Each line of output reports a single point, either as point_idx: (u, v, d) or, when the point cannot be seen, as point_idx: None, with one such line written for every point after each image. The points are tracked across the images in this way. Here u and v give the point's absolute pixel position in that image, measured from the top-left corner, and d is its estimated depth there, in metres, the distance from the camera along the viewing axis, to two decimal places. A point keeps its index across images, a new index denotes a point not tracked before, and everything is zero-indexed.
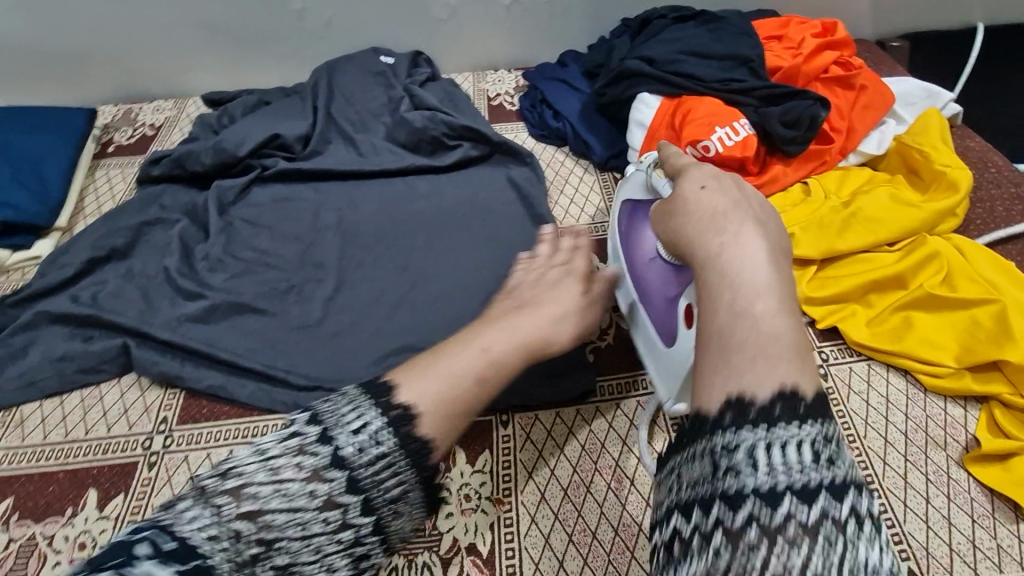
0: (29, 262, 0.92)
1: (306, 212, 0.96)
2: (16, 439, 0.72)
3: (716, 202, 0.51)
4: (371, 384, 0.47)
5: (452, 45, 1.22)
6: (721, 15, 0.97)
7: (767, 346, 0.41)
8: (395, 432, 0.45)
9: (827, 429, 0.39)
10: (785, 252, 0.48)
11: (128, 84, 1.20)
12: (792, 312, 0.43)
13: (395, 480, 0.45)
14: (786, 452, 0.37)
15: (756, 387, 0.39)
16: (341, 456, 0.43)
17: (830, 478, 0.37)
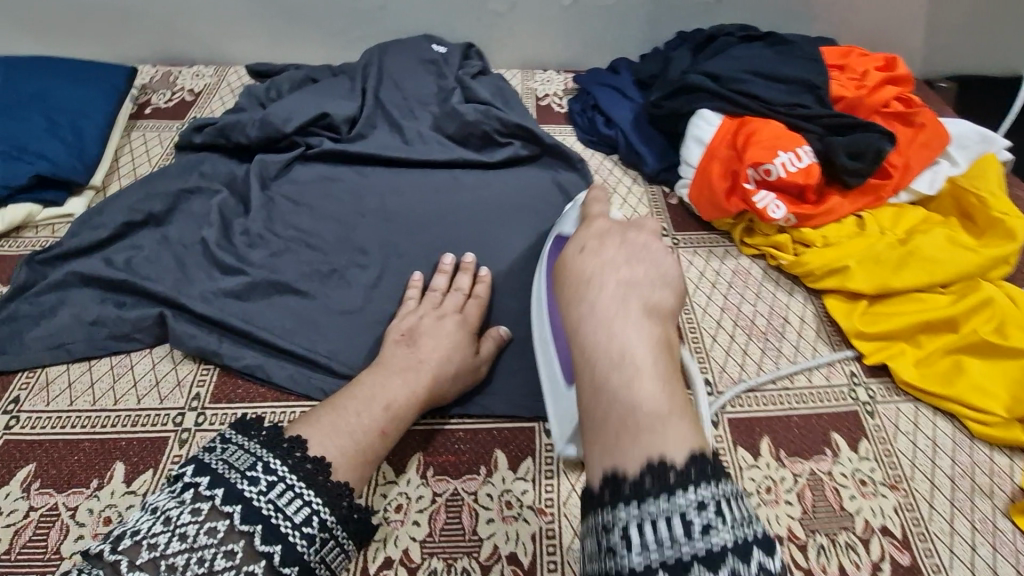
0: (60, 219, 0.88)
1: (350, 195, 0.93)
2: (40, 402, 0.69)
3: (587, 267, 0.53)
4: (268, 436, 0.55)
5: (505, 40, 1.20)
6: (789, 39, 0.99)
7: (628, 418, 0.42)
8: (286, 461, 0.53)
9: (705, 495, 0.38)
10: (653, 308, 0.49)
11: (171, 46, 1.17)
12: (659, 377, 0.44)
13: (291, 502, 0.51)
14: (657, 528, 0.37)
15: (623, 462, 0.40)
16: (236, 493, 0.50)
17: (704, 548, 0.36)
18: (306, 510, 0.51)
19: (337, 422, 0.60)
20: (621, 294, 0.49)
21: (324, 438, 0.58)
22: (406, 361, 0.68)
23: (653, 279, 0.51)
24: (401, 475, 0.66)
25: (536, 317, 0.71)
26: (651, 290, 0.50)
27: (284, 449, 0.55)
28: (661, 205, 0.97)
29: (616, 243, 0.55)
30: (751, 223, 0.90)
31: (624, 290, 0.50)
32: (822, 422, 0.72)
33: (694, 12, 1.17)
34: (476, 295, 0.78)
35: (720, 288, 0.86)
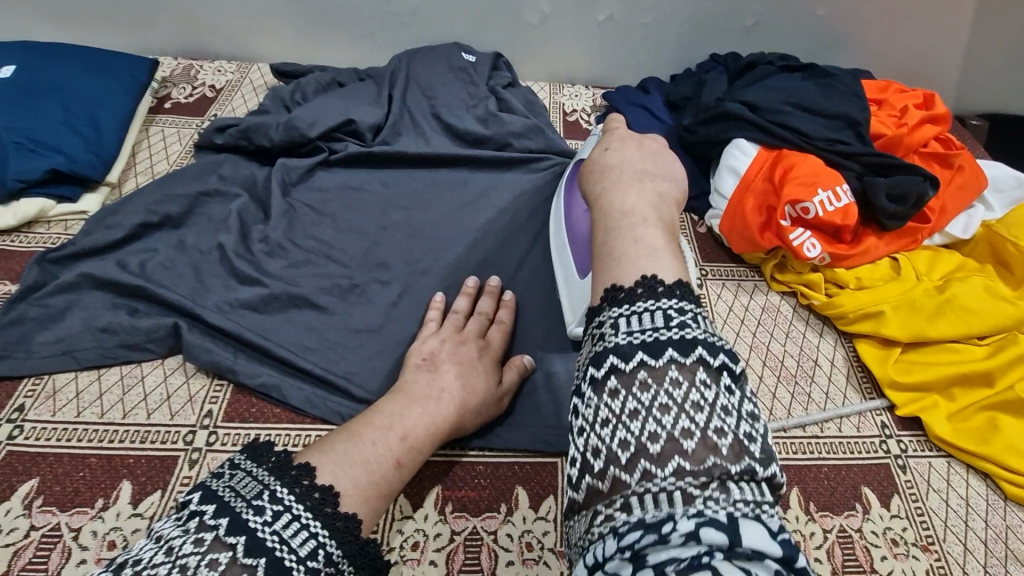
0: (72, 216, 0.85)
1: (372, 206, 0.91)
2: (46, 412, 0.67)
3: (612, 159, 0.60)
4: (278, 465, 0.48)
5: (536, 52, 1.17)
6: (831, 72, 0.97)
7: (630, 247, 0.47)
8: (293, 489, 0.47)
9: (685, 301, 0.42)
10: (664, 189, 0.55)
11: (194, 39, 1.14)
12: (660, 229, 0.49)
13: (300, 534, 0.44)
14: (641, 318, 0.41)
15: (622, 277, 0.45)
16: (241, 523, 0.43)
17: (680, 334, 0.40)
18: (312, 543, 0.44)
19: (349, 450, 0.54)
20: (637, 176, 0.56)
21: (333, 464, 0.51)
22: (426, 389, 0.63)
23: (664, 173, 0.57)
24: (418, 509, 0.63)
25: (555, 228, 0.82)
26: (663, 177, 0.57)
27: (292, 477, 0.48)
28: (689, 234, 0.95)
29: (637, 143, 0.62)
30: (784, 259, 0.88)
31: (638, 174, 0.56)
32: (851, 474, 0.70)
33: (730, 36, 1.15)
34: (499, 320, 0.76)
35: (749, 325, 0.84)
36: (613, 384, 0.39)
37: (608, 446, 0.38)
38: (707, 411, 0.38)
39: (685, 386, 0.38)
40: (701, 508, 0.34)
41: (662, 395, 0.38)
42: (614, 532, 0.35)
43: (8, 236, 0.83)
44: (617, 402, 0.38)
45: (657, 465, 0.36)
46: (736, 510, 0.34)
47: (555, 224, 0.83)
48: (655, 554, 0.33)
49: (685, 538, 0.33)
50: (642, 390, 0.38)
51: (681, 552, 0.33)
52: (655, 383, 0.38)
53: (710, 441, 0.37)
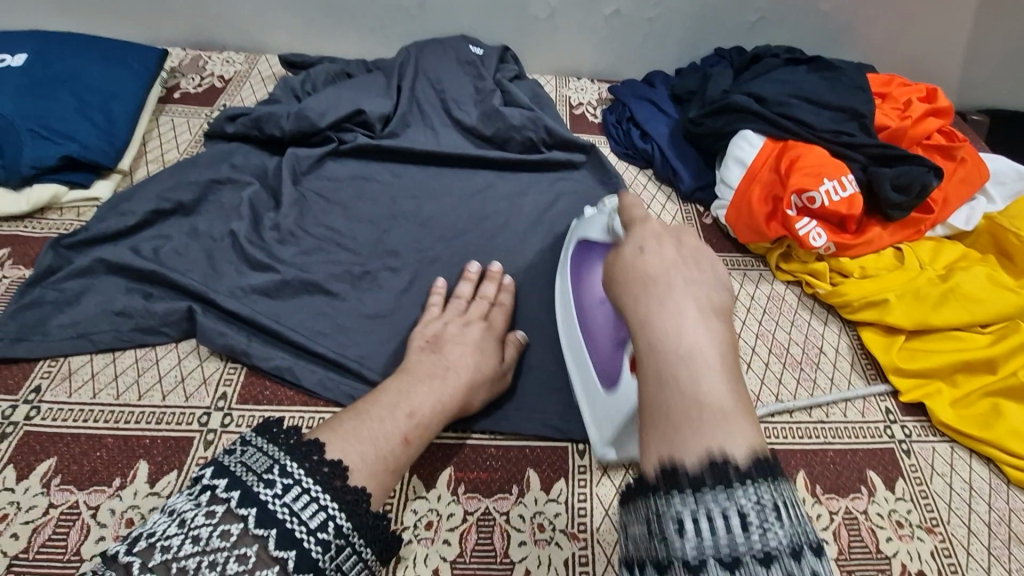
0: (85, 203, 0.86)
1: (382, 195, 0.91)
2: (62, 393, 0.67)
3: (650, 265, 0.47)
4: (293, 444, 0.50)
5: (543, 45, 1.18)
6: (837, 66, 0.98)
7: (692, 410, 0.38)
8: (303, 464, 0.49)
9: (766, 497, 0.34)
10: (721, 310, 0.44)
11: (204, 30, 1.14)
12: (726, 373, 0.40)
13: (308, 506, 0.47)
14: (713, 523, 0.34)
15: (682, 453, 0.37)
16: (253, 496, 0.46)
17: (762, 548, 0.33)
18: (321, 515, 0.47)
19: (359, 428, 0.55)
20: (690, 286, 0.45)
21: (342, 442, 0.53)
22: (433, 365, 0.65)
23: (716, 284, 0.46)
24: (431, 490, 0.64)
25: (564, 319, 0.74)
26: (716, 287, 0.46)
27: (301, 453, 0.50)
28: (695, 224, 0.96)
29: (674, 240, 0.50)
30: (789, 249, 0.89)
31: (689, 291, 0.44)
32: (857, 459, 0.71)
33: (736, 31, 1.16)
34: (502, 303, 0.76)
35: (755, 313, 0.85)
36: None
37: None
38: None
39: None
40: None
41: None
42: None
43: (22, 223, 0.83)
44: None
45: None
46: None
47: (563, 312, 0.75)
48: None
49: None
50: None
51: None
52: None
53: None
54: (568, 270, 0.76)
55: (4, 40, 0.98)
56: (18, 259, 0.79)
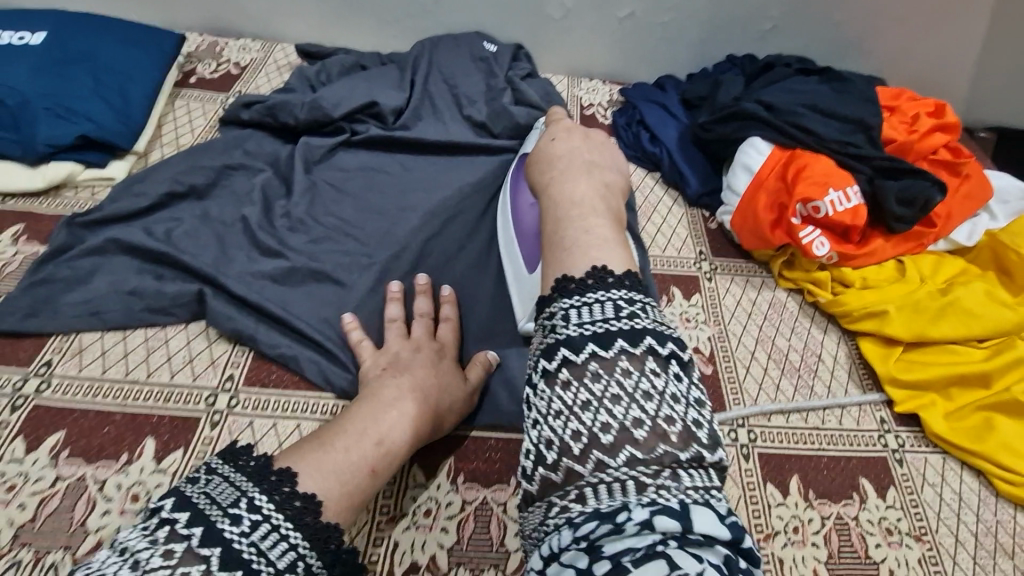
0: (99, 182, 0.87)
1: (392, 187, 0.92)
2: (72, 368, 0.69)
3: (558, 150, 0.62)
4: (260, 468, 0.45)
5: (556, 44, 1.18)
6: (847, 77, 0.99)
7: (581, 237, 0.50)
8: (273, 495, 0.44)
9: (635, 296, 0.45)
10: (609, 179, 0.59)
11: (221, 17, 1.15)
12: (609, 222, 0.53)
13: (280, 544, 0.41)
14: (594, 312, 0.44)
15: (572, 269, 0.48)
16: (216, 534, 0.39)
17: (629, 326, 0.43)
18: (294, 554, 0.41)
19: (329, 450, 0.51)
20: (587, 168, 0.59)
21: (311, 470, 0.48)
22: (402, 384, 0.62)
23: (610, 162, 0.61)
24: (431, 478, 0.66)
25: (502, 225, 0.83)
26: (610, 171, 0.60)
27: (271, 483, 0.44)
28: (700, 229, 0.97)
29: (582, 135, 0.64)
30: (793, 256, 0.90)
31: (587, 166, 0.59)
32: (851, 466, 0.73)
33: (749, 38, 1.17)
34: (444, 317, 0.75)
35: (756, 319, 0.86)
36: (567, 376, 0.42)
37: (561, 438, 0.41)
38: (655, 399, 0.41)
39: (635, 375, 0.42)
40: (653, 498, 0.38)
41: (614, 388, 0.41)
42: (569, 524, 0.39)
43: (37, 199, 0.84)
44: (569, 394, 0.42)
45: (609, 455, 0.40)
46: (686, 497, 0.39)
47: (501, 218, 0.84)
48: (610, 542, 0.37)
49: (638, 526, 0.37)
50: (594, 380, 0.42)
51: (635, 542, 0.36)
52: (605, 374, 0.42)
53: (657, 429, 0.41)
54: (507, 185, 0.85)
55: (24, 18, 0.99)
56: (31, 235, 0.80)
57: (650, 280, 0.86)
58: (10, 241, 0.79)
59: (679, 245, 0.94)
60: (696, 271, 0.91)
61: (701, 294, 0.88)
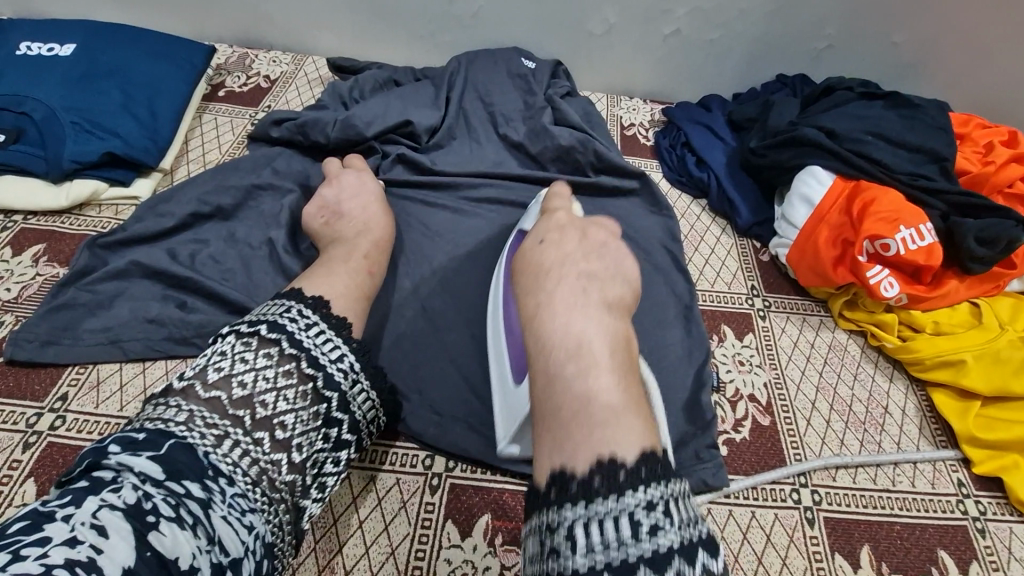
0: (124, 201, 0.84)
1: (425, 210, 0.87)
2: (88, 403, 0.65)
3: (546, 258, 0.55)
4: (296, 295, 0.55)
5: (596, 62, 1.13)
6: (917, 101, 0.92)
7: (581, 411, 0.42)
8: (318, 309, 0.55)
9: (652, 496, 0.38)
10: (609, 302, 0.50)
11: (252, 30, 1.13)
12: (614, 371, 0.44)
13: (328, 340, 0.53)
14: (603, 528, 0.37)
15: (572, 460, 0.40)
16: (281, 327, 0.51)
17: (651, 549, 0.36)
18: (341, 351, 0.53)
19: (329, 278, 0.61)
20: (582, 282, 0.51)
21: (331, 292, 0.58)
22: (360, 231, 0.72)
23: (614, 271, 0.53)
24: (467, 538, 0.60)
25: (492, 313, 0.69)
26: (612, 284, 0.51)
27: (312, 303, 0.55)
28: (751, 261, 0.91)
29: (576, 237, 0.57)
30: (856, 296, 0.83)
31: (582, 278, 0.51)
32: (928, 536, 0.65)
33: (802, 58, 1.10)
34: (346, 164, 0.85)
35: (816, 362, 0.80)
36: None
37: None
38: None
39: None
40: None
41: None
42: None
43: (60, 218, 0.81)
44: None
45: None
46: None
47: (492, 304, 0.70)
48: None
49: None
50: None
51: None
52: None
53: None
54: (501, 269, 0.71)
55: (54, 29, 0.97)
56: (52, 256, 0.77)
57: (700, 319, 0.80)
58: (30, 261, 0.76)
59: (728, 278, 0.88)
60: (748, 308, 0.85)
61: (755, 334, 0.82)
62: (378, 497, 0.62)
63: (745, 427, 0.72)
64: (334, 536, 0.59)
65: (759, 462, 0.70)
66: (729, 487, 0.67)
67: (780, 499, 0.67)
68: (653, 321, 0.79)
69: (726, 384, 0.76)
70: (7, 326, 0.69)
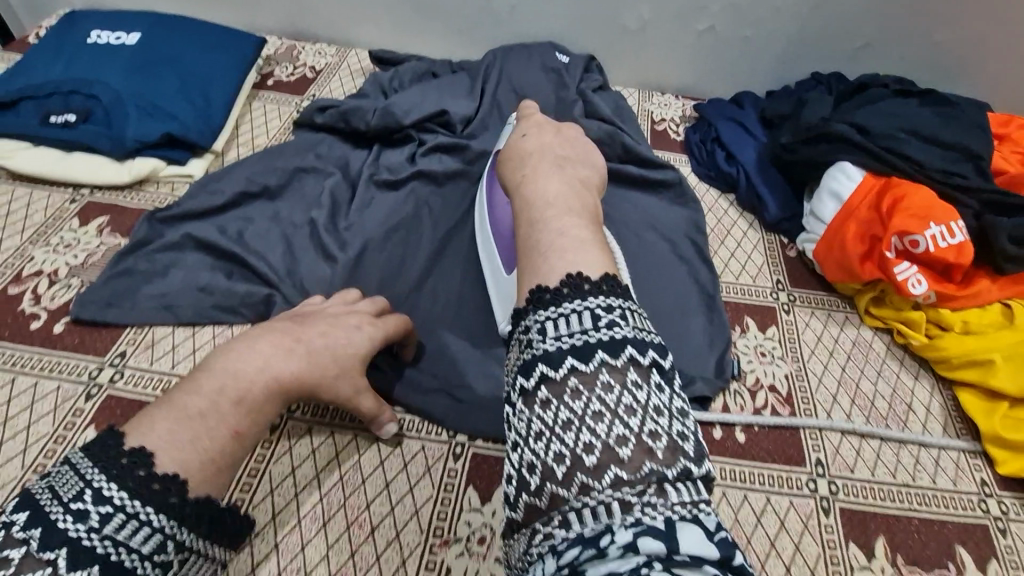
0: (180, 179, 0.90)
1: (458, 194, 0.91)
2: (144, 361, 0.70)
3: (529, 144, 0.62)
4: (111, 451, 0.40)
5: (630, 56, 1.15)
6: (955, 100, 0.91)
7: (556, 240, 0.48)
8: (125, 482, 0.39)
9: (612, 301, 0.43)
10: (583, 180, 0.57)
11: (300, 23, 1.18)
12: (583, 220, 0.51)
13: (137, 531, 0.38)
14: (569, 322, 0.42)
15: (548, 277, 0.45)
16: (58, 533, 0.37)
17: (607, 335, 0.41)
18: (156, 536, 0.39)
19: (187, 417, 0.45)
20: (558, 164, 0.58)
21: (164, 440, 0.42)
22: (281, 338, 0.54)
23: (585, 159, 0.60)
24: (487, 503, 0.62)
25: (479, 225, 0.81)
26: (583, 167, 0.59)
27: (119, 469, 0.40)
28: (777, 256, 0.91)
29: (553, 130, 0.64)
30: (883, 292, 0.83)
31: (559, 159, 0.59)
32: (946, 532, 0.65)
33: (839, 56, 1.10)
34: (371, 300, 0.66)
35: (839, 357, 0.80)
36: (545, 394, 0.40)
37: (542, 461, 0.39)
38: (642, 411, 0.39)
39: (617, 390, 0.39)
40: (638, 517, 0.36)
41: (596, 403, 0.39)
42: (554, 550, 0.36)
43: (122, 193, 0.88)
44: (549, 413, 0.39)
45: (594, 478, 0.37)
46: (674, 513, 0.36)
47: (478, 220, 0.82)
48: (593, 567, 0.34)
49: (622, 549, 0.34)
50: (573, 398, 0.39)
51: (620, 563, 0.34)
52: (586, 390, 0.39)
53: (643, 445, 0.38)
54: (484, 191, 0.82)
55: (120, 19, 1.04)
56: (114, 228, 0.83)
57: (723, 310, 0.82)
58: (95, 231, 0.82)
59: (754, 272, 0.89)
60: (773, 301, 0.85)
61: (779, 327, 0.82)
62: (404, 461, 0.65)
63: (764, 416, 0.73)
64: (362, 494, 0.62)
65: (777, 450, 0.70)
66: (745, 473, 0.68)
67: (797, 487, 0.68)
68: (675, 309, 0.81)
69: (747, 373, 0.77)
70: (73, 288, 0.75)
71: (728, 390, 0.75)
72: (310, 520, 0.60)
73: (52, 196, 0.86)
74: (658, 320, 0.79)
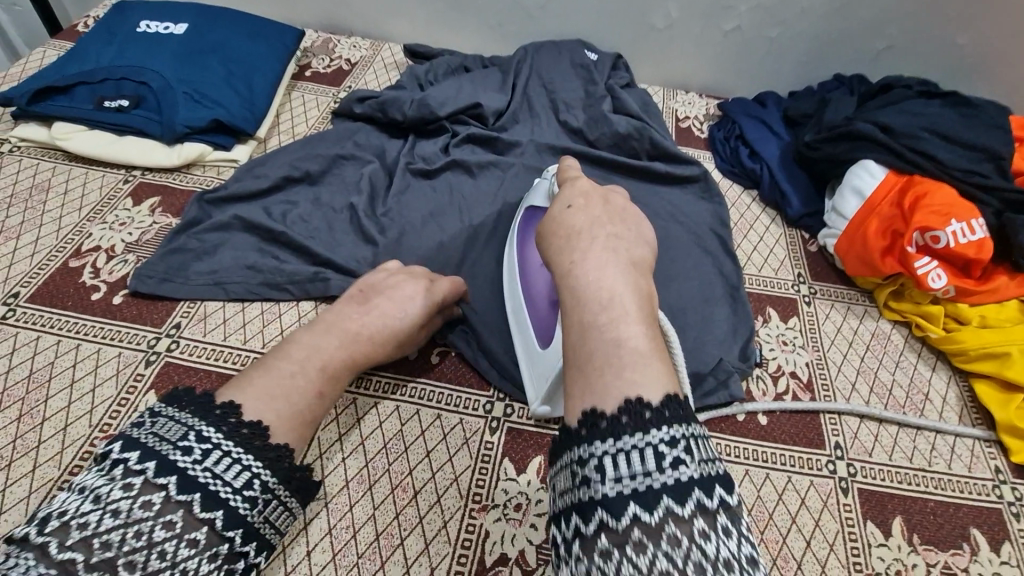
0: (225, 163, 0.94)
1: (490, 183, 0.94)
2: (198, 332, 0.74)
3: (575, 221, 0.56)
4: (205, 406, 0.49)
5: (656, 55, 1.18)
6: (977, 101, 0.93)
7: (613, 355, 0.44)
8: (219, 427, 0.48)
9: (677, 433, 0.40)
10: (634, 262, 0.52)
11: (336, 17, 1.22)
12: (642, 320, 0.46)
13: (233, 468, 0.46)
14: (630, 460, 0.39)
15: (603, 401, 0.42)
16: (170, 463, 0.44)
17: (673, 478, 0.38)
18: (246, 473, 0.47)
19: (272, 388, 0.54)
20: (610, 244, 0.53)
21: (254, 401, 0.52)
22: (347, 322, 0.63)
23: (634, 234, 0.55)
24: (521, 474, 0.66)
25: (510, 284, 0.76)
26: (635, 246, 0.54)
27: (216, 417, 0.48)
28: (799, 250, 0.94)
29: (600, 201, 0.59)
30: (902, 287, 0.85)
31: (610, 240, 0.53)
32: (961, 514, 0.68)
33: (862, 58, 1.12)
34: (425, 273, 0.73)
35: (858, 348, 0.83)
36: (604, 543, 0.37)
37: None
38: (713, 568, 0.35)
39: (684, 544, 0.36)
40: None
41: (661, 556, 0.36)
42: None
43: (171, 175, 0.92)
44: (610, 566, 0.36)
45: None
46: None
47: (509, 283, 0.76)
48: None
49: None
50: (637, 551, 0.36)
51: None
52: (649, 540, 0.36)
53: None
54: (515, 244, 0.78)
55: (168, 10, 1.08)
56: (165, 208, 0.87)
57: (746, 300, 0.85)
58: (148, 211, 0.86)
59: (776, 265, 0.92)
60: (795, 293, 0.88)
61: (800, 318, 0.85)
62: (443, 432, 0.68)
63: (785, 401, 0.76)
64: (405, 461, 0.66)
65: (798, 433, 0.73)
66: (767, 453, 0.71)
67: (816, 468, 0.70)
68: (700, 298, 0.84)
69: (769, 360, 0.80)
70: (129, 263, 0.80)
71: (751, 375, 0.78)
72: (357, 483, 0.64)
73: (107, 176, 0.91)
74: (684, 308, 0.82)
